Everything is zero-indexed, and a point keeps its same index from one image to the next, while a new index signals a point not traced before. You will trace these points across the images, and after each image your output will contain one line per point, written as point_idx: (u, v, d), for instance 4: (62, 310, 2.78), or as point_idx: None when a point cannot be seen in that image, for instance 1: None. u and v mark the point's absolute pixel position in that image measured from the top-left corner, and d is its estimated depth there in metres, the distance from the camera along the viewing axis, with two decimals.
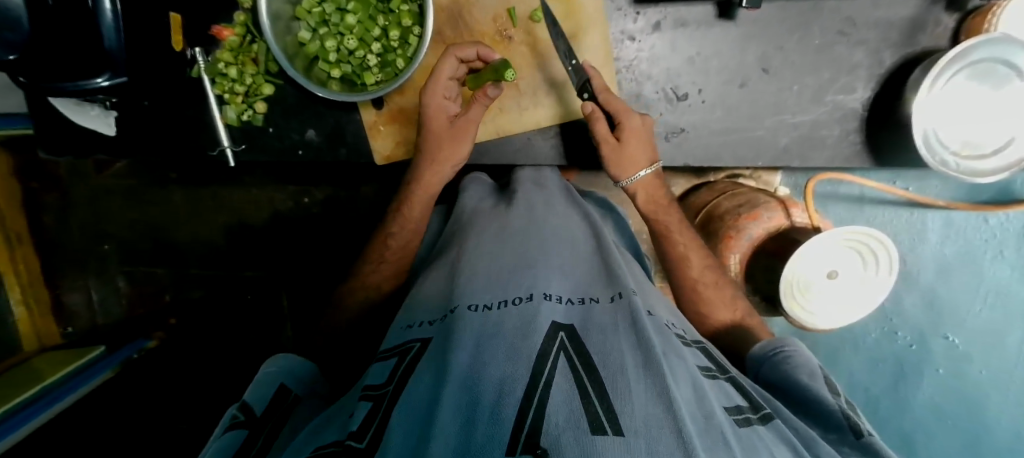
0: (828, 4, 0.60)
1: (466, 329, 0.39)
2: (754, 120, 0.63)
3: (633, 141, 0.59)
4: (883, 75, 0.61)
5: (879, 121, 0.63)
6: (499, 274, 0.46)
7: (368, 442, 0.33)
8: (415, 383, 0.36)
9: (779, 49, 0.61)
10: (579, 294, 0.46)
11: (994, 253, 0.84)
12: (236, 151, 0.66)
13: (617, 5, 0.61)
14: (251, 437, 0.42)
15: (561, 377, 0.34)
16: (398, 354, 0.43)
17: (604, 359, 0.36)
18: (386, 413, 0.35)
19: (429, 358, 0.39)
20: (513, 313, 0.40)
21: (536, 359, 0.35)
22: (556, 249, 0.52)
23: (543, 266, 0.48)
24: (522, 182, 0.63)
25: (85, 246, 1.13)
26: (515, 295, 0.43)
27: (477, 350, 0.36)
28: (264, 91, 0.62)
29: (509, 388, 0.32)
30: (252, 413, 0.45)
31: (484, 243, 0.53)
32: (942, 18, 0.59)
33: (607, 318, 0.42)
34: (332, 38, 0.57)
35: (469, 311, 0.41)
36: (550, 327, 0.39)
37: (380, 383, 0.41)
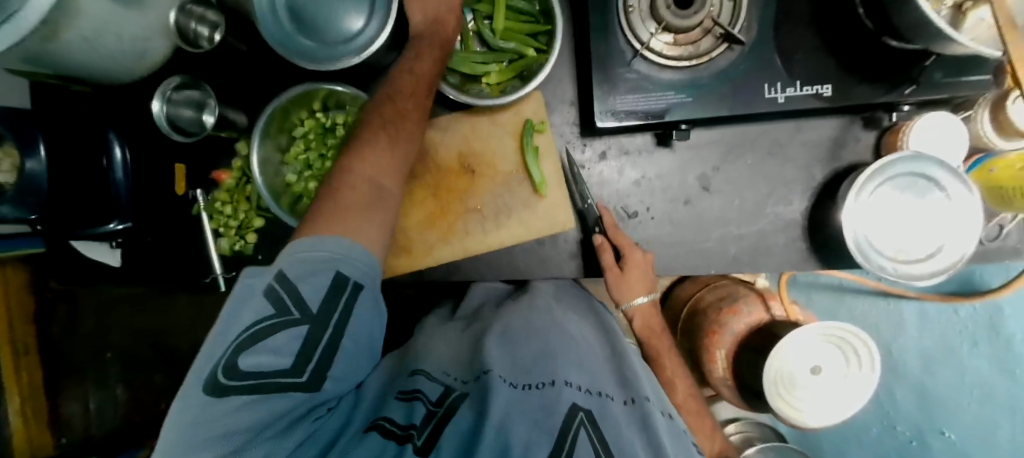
0: (756, 130, 0.67)
1: (500, 393, 0.48)
2: (702, 233, 0.68)
3: (637, 275, 0.65)
4: (816, 187, 0.67)
5: (820, 229, 0.67)
6: (526, 359, 0.56)
7: (425, 441, 0.44)
8: (458, 418, 0.47)
9: (717, 170, 0.67)
10: (597, 387, 0.53)
11: (969, 345, 0.85)
12: (227, 277, 0.71)
13: (566, 139, 0.68)
14: (316, 333, 0.42)
15: (580, 455, 0.43)
16: (443, 387, 0.52)
17: (617, 445, 0.45)
18: (438, 428, 0.46)
19: (471, 404, 0.49)
20: (535, 394, 0.50)
21: (558, 436, 0.44)
22: (580, 348, 0.59)
23: (563, 358, 0.56)
24: (540, 292, 0.67)
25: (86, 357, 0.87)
26: (540, 380, 0.52)
27: (507, 413, 0.46)
28: (255, 224, 0.69)
29: (533, 450, 0.43)
30: (308, 311, 0.42)
31: (513, 323, 0.61)
32: (861, 135, 0.66)
33: (622, 415, 0.50)
34: (315, 179, 0.66)
35: (499, 379, 0.51)
36: (570, 407, 0.48)
37: (405, 422, 0.47)
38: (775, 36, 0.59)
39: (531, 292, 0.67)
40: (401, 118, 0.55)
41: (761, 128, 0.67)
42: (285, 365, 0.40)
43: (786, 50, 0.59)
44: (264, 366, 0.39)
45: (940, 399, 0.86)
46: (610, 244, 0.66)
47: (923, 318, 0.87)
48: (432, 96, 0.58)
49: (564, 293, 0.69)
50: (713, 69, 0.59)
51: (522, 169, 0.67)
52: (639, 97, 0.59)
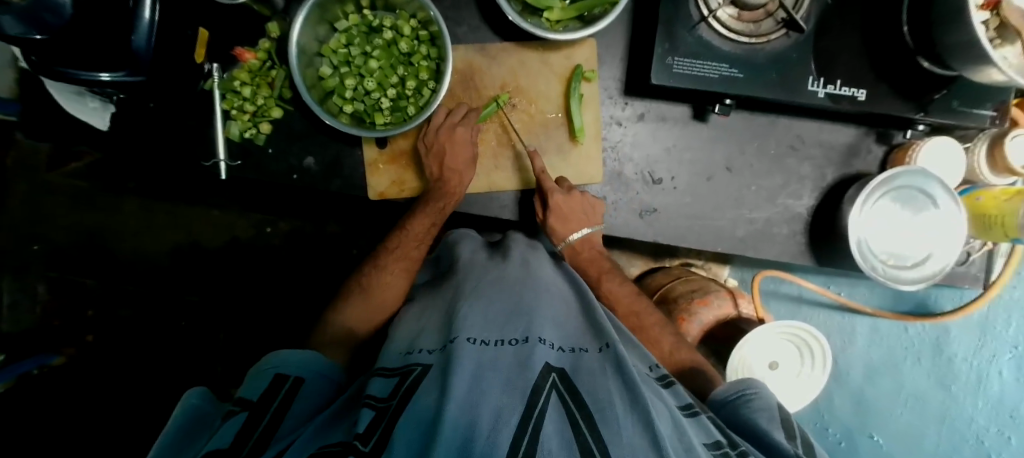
0: (782, 122, 0.70)
1: (466, 360, 0.41)
2: (717, 211, 0.71)
3: (561, 214, 0.65)
4: (825, 188, 0.72)
5: (820, 225, 0.72)
6: (498, 316, 0.49)
7: (374, 445, 0.34)
8: (420, 398, 0.38)
9: (741, 154, 0.71)
10: (570, 344, 0.48)
11: (913, 359, 0.94)
12: (230, 166, 0.67)
13: (610, 94, 0.69)
14: (253, 418, 0.41)
15: (552, 410, 0.36)
16: (399, 375, 0.44)
17: (593, 397, 0.39)
18: (393, 421, 0.36)
19: (432, 381, 0.40)
20: (508, 352, 0.43)
21: (531, 391, 0.38)
22: (549, 303, 0.55)
23: (538, 315, 0.51)
24: (517, 244, 0.68)
25: (16, 243, 1.13)
26: (512, 336, 0.46)
27: (474, 380, 0.38)
28: (272, 114, 0.65)
29: (504, 419, 0.34)
30: (249, 400, 0.43)
31: (483, 287, 0.56)
32: (873, 148, 0.71)
33: (595, 364, 0.44)
34: (353, 77, 0.62)
35: (467, 343, 0.44)
36: (543, 367, 0.41)
37: (384, 396, 0.41)
38: (828, 32, 0.62)
39: (513, 248, 0.66)
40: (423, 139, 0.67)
41: (788, 123, 0.70)
42: (222, 445, 0.37)
43: (832, 48, 0.62)
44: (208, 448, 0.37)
45: (878, 409, 0.95)
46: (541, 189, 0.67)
47: (873, 330, 0.96)
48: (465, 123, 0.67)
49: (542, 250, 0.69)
50: (767, 51, 0.61)
51: (563, 114, 0.68)
52: (696, 63, 0.61)
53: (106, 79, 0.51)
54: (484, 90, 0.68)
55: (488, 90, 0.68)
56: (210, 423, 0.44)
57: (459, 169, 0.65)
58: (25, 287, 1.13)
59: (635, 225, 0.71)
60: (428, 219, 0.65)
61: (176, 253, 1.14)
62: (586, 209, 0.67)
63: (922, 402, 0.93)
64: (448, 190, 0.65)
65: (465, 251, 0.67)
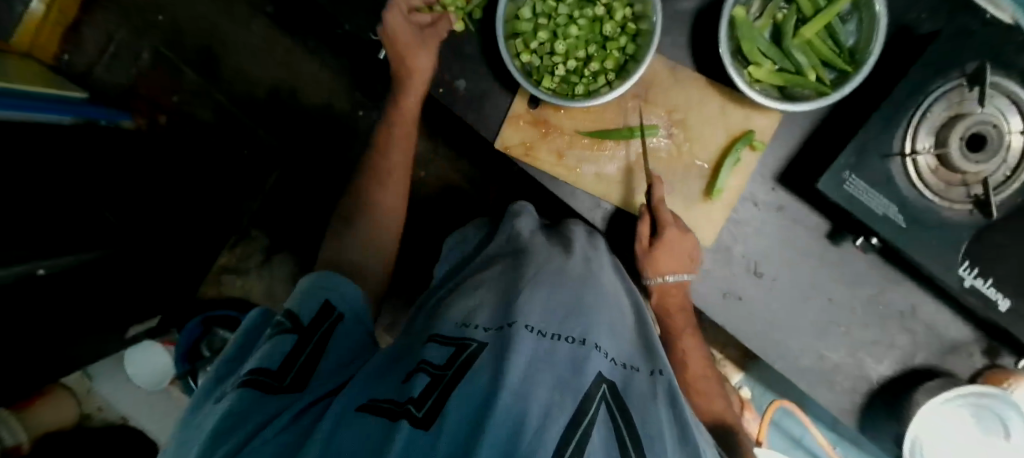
0: (907, 285, 0.67)
1: (523, 344, 0.40)
2: (796, 331, 0.69)
3: (667, 247, 0.63)
4: (907, 366, 0.69)
5: (882, 395, 0.69)
6: (557, 309, 0.49)
7: (427, 413, 0.34)
8: (476, 369, 0.38)
9: (851, 293, 0.68)
10: (622, 359, 0.48)
11: None
12: (390, 49, 0.69)
13: (762, 173, 0.66)
14: (298, 345, 0.45)
15: (600, 429, 0.36)
16: (456, 345, 0.43)
17: (644, 424, 0.39)
18: (448, 391, 0.36)
19: (485, 354, 0.40)
20: (564, 348, 0.43)
21: (582, 398, 0.38)
22: (608, 311, 0.54)
23: (594, 319, 0.50)
24: (577, 236, 0.67)
25: (147, 8, 1.19)
26: (569, 333, 0.46)
27: (529, 367, 0.38)
28: (454, 26, 0.64)
29: (553, 415, 0.34)
30: (298, 322, 0.47)
31: (543, 275, 0.55)
32: (974, 354, 0.67)
33: (647, 388, 0.45)
34: (546, 32, 0.61)
35: (525, 330, 0.43)
36: (596, 376, 0.41)
37: (440, 363, 0.41)
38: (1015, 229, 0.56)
39: (575, 241, 0.65)
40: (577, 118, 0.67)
41: (911, 289, 0.67)
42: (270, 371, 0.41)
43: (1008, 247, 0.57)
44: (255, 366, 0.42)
45: None
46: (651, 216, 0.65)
47: None
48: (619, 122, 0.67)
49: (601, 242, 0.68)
50: (939, 214, 0.57)
51: (710, 167, 0.66)
52: (869, 191, 0.58)
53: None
54: (653, 104, 0.66)
55: (657, 105, 0.66)
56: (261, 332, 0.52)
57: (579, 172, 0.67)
58: (135, 46, 1.21)
59: (712, 301, 0.70)
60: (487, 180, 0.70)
61: (274, 91, 1.19)
62: (689, 254, 0.64)
63: None
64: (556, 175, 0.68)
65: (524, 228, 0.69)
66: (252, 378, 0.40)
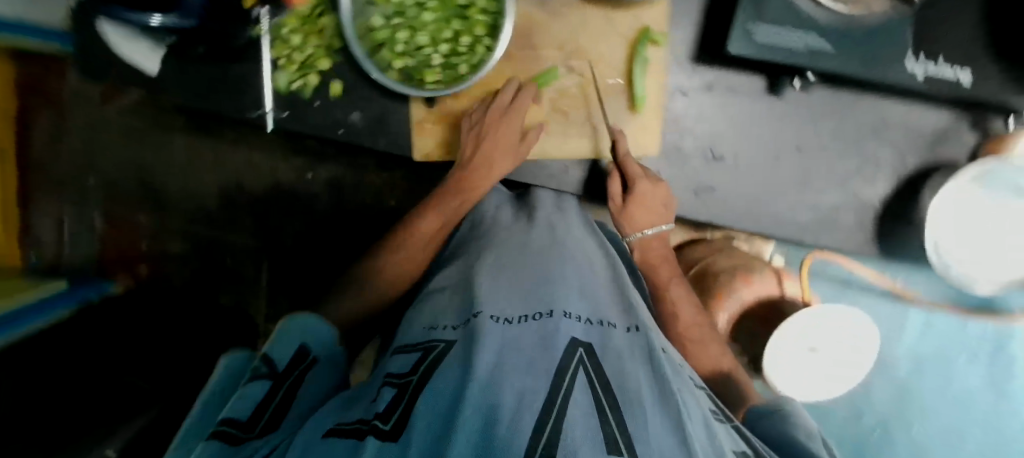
0: (866, 101, 0.64)
1: (490, 336, 0.41)
2: (780, 193, 0.67)
3: (641, 204, 0.63)
4: (904, 176, 0.65)
5: (891, 216, 0.66)
6: (522, 289, 0.49)
7: (393, 424, 0.34)
8: (442, 372, 0.39)
9: (815, 133, 0.65)
10: (597, 316, 0.48)
11: (968, 357, 0.91)
12: (279, 117, 0.65)
13: (679, 60, 0.63)
14: (273, 389, 0.42)
15: (579, 394, 0.36)
16: (421, 350, 0.44)
17: (621, 384, 0.39)
18: (414, 397, 0.37)
19: (452, 357, 0.41)
20: (532, 327, 0.43)
21: (554, 374, 0.37)
22: (577, 273, 0.54)
23: (563, 284, 0.50)
24: (544, 202, 0.66)
25: (74, 176, 1.19)
26: (536, 310, 0.45)
27: (498, 359, 0.38)
28: (321, 64, 0.63)
29: (526, 402, 0.34)
30: (275, 368, 0.44)
31: (505, 255, 0.56)
32: (964, 133, 0.64)
33: (624, 345, 0.45)
34: (405, 30, 0.59)
35: (491, 320, 0.43)
36: (569, 342, 0.41)
37: (403, 372, 0.42)
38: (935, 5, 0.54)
39: (538, 208, 0.65)
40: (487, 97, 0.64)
41: (872, 102, 0.64)
42: (240, 417, 0.38)
43: (942, 18, 0.54)
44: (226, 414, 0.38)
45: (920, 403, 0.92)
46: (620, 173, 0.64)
47: (926, 325, 0.92)
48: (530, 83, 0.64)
49: (570, 203, 0.67)
50: (864, 23, 0.54)
51: (624, 79, 0.64)
52: (781, 31, 0.54)
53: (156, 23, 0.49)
54: (543, 45, 0.63)
55: (547, 44, 0.63)
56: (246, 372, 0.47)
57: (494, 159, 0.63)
58: (84, 214, 1.21)
59: (688, 204, 0.67)
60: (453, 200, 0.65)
61: (224, 195, 1.18)
62: (663, 205, 0.64)
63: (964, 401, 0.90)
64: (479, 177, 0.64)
65: (488, 209, 0.68)
66: (218, 430, 0.36)
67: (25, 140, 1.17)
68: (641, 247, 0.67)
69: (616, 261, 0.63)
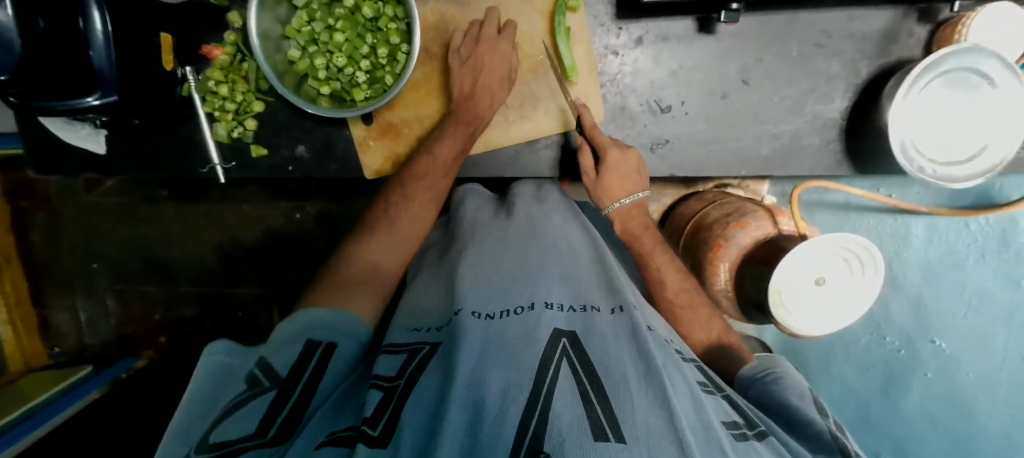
0: (804, 17, 0.61)
1: (471, 333, 0.41)
2: (737, 130, 0.65)
3: (616, 171, 0.61)
4: (860, 85, 0.63)
5: (856, 129, 0.64)
6: (498, 284, 0.48)
7: (381, 431, 0.35)
8: (424, 381, 0.39)
9: (759, 63, 0.63)
10: (580, 302, 0.47)
11: (976, 257, 0.86)
12: (226, 168, 0.68)
13: (600, 21, 0.62)
14: (279, 399, 0.40)
15: (564, 382, 0.36)
16: (407, 352, 0.45)
17: (606, 367, 0.38)
18: (401, 402, 0.38)
19: (438, 361, 0.41)
20: (514, 322, 0.42)
21: (538, 367, 0.37)
22: (555, 261, 0.53)
23: (543, 275, 0.50)
24: (522, 196, 0.64)
25: (77, 265, 1.23)
26: (517, 304, 0.45)
27: (481, 357, 0.38)
28: (254, 108, 0.64)
29: (512, 396, 0.34)
30: (276, 378, 0.42)
31: (485, 251, 0.54)
32: (914, 29, 0.61)
33: (608, 327, 0.44)
34: (321, 56, 0.59)
35: (471, 316, 0.43)
36: (551, 334, 0.41)
37: (391, 375, 0.42)
38: None
39: (518, 202, 0.63)
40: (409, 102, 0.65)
41: (812, 16, 0.61)
42: (241, 433, 0.37)
43: None
44: (224, 436, 0.37)
45: (939, 312, 0.88)
46: (589, 145, 0.63)
47: (930, 229, 0.88)
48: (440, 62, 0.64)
49: (551, 191, 0.65)
50: None
51: (552, 53, 0.63)
52: None
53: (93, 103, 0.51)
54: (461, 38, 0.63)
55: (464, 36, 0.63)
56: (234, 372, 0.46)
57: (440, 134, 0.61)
58: (97, 299, 1.25)
59: (647, 162, 0.66)
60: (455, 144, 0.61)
61: (220, 252, 1.20)
62: (637, 171, 0.62)
63: (987, 301, 0.85)
64: (475, 112, 0.61)
65: (470, 209, 0.66)
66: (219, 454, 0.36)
67: (27, 241, 1.21)
68: (620, 218, 0.62)
69: (598, 240, 0.61)
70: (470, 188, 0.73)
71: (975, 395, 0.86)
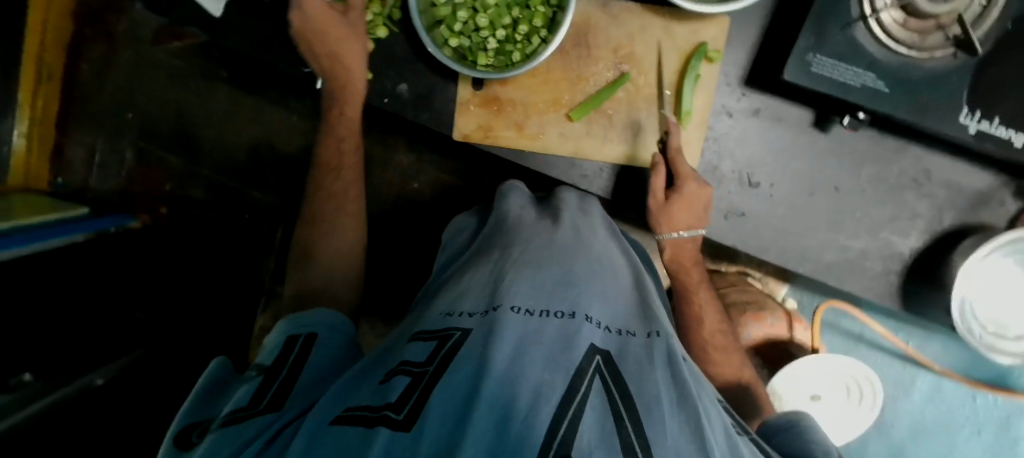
0: (912, 150, 0.63)
1: (509, 327, 0.41)
2: (809, 230, 0.66)
3: (685, 205, 0.62)
4: (938, 232, 0.65)
5: (920, 270, 0.65)
6: (543, 285, 0.48)
7: (406, 414, 0.34)
8: (458, 364, 0.38)
9: (854, 175, 0.64)
10: (618, 325, 0.47)
11: (971, 431, 0.88)
12: (327, 77, 0.69)
13: (728, 81, 0.64)
14: (267, 379, 0.45)
15: (595, 397, 0.36)
16: (439, 338, 0.44)
17: (638, 389, 0.38)
18: (427, 390, 0.36)
19: (468, 348, 0.40)
20: (554, 323, 0.43)
21: (573, 375, 0.37)
22: (599, 276, 0.53)
23: (585, 288, 0.50)
24: (568, 202, 0.65)
25: (113, 111, 1.22)
26: (559, 308, 0.45)
27: (516, 352, 0.38)
28: (377, 32, 0.64)
29: (545, 392, 0.34)
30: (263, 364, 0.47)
31: (530, 250, 0.55)
32: (1006, 200, 0.63)
33: (642, 351, 0.44)
34: (466, 10, 0.60)
35: (511, 311, 0.43)
36: (588, 348, 0.41)
37: (421, 361, 0.41)
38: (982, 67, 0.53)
39: (564, 210, 0.63)
40: (525, 83, 0.65)
41: (919, 153, 0.63)
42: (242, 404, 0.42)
43: (991, 88, 0.53)
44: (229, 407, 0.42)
45: None
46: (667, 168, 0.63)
47: (936, 389, 0.89)
48: (574, 62, 0.64)
49: (592, 207, 0.66)
50: (924, 70, 0.54)
51: (673, 92, 0.64)
52: (840, 66, 0.54)
53: None
54: (598, 46, 0.63)
55: (599, 46, 0.64)
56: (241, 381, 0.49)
57: None
58: (117, 150, 1.24)
59: (717, 226, 0.67)
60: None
61: (253, 154, 1.21)
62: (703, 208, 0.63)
63: None
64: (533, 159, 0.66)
65: (513, 208, 0.67)
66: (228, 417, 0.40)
67: (76, 69, 1.20)
68: (674, 246, 0.67)
69: (639, 267, 0.61)
70: (512, 185, 0.75)
71: None
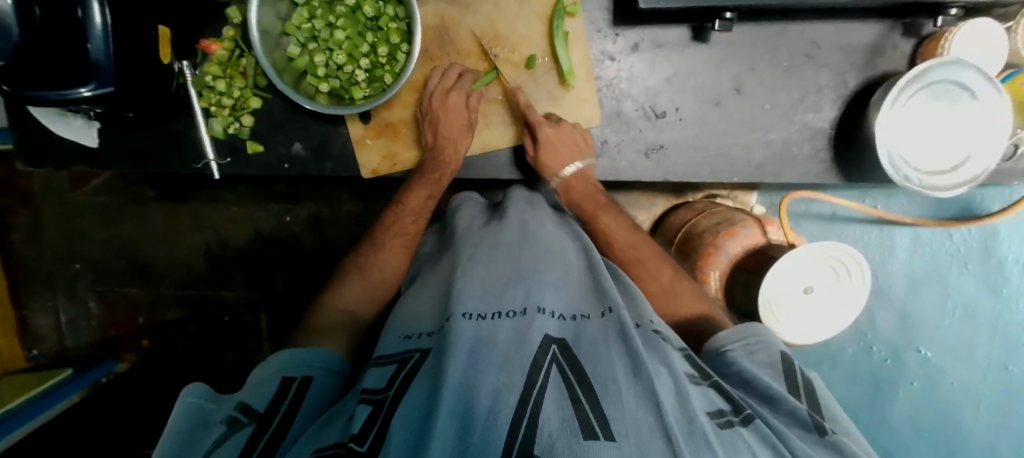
0: (792, 28, 0.63)
1: (462, 336, 0.40)
2: (730, 138, 0.66)
3: (553, 148, 0.62)
4: (848, 96, 0.65)
5: (844, 139, 0.66)
6: (488, 289, 0.48)
7: (370, 445, 0.33)
8: (413, 390, 0.37)
9: (751, 71, 0.64)
10: (572, 311, 0.48)
11: (958, 267, 0.88)
12: (221, 164, 0.67)
13: (598, 28, 0.64)
14: (258, 432, 0.39)
15: (553, 388, 0.35)
16: (397, 362, 0.44)
17: (594, 369, 0.38)
18: (390, 414, 0.36)
19: (428, 368, 0.40)
20: (505, 327, 0.42)
21: (529, 370, 0.37)
22: (547, 265, 0.53)
23: (534, 279, 0.50)
24: (515, 201, 0.65)
25: (59, 266, 1.20)
26: (509, 308, 0.45)
27: (470, 359, 0.37)
28: (251, 104, 0.64)
29: (503, 397, 0.34)
30: (254, 411, 0.41)
31: (476, 257, 0.54)
32: (899, 42, 0.63)
33: (598, 332, 0.44)
34: (321, 53, 0.59)
35: (463, 318, 0.43)
36: (543, 340, 0.41)
37: (379, 387, 0.41)
38: None
39: (509, 207, 0.63)
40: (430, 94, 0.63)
41: (801, 28, 0.63)
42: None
43: None
44: None
45: (921, 320, 0.90)
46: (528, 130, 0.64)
47: (915, 241, 0.90)
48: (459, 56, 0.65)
49: (542, 200, 0.66)
50: None
51: (550, 57, 0.64)
52: None
53: (86, 95, 0.50)
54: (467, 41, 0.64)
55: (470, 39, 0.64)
56: (210, 422, 0.41)
57: (457, 134, 0.63)
58: (78, 301, 1.22)
59: (642, 166, 0.67)
60: (424, 190, 0.65)
61: (207, 256, 1.18)
62: (574, 140, 0.63)
63: (971, 311, 0.87)
64: (443, 159, 0.64)
65: (464, 218, 0.65)
66: None
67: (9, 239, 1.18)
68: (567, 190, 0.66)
69: (587, 242, 0.61)
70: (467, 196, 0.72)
71: (960, 402, 0.89)
